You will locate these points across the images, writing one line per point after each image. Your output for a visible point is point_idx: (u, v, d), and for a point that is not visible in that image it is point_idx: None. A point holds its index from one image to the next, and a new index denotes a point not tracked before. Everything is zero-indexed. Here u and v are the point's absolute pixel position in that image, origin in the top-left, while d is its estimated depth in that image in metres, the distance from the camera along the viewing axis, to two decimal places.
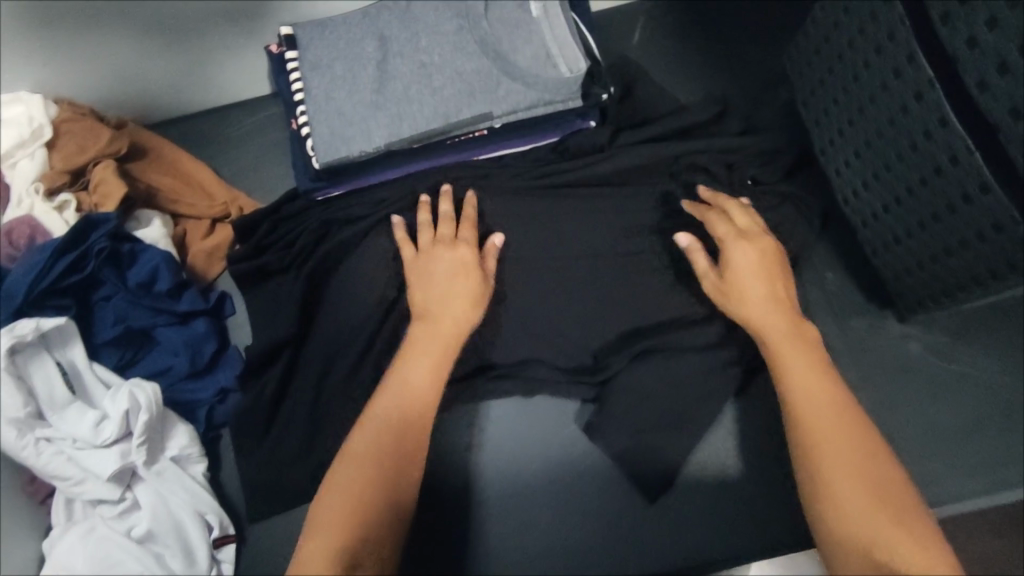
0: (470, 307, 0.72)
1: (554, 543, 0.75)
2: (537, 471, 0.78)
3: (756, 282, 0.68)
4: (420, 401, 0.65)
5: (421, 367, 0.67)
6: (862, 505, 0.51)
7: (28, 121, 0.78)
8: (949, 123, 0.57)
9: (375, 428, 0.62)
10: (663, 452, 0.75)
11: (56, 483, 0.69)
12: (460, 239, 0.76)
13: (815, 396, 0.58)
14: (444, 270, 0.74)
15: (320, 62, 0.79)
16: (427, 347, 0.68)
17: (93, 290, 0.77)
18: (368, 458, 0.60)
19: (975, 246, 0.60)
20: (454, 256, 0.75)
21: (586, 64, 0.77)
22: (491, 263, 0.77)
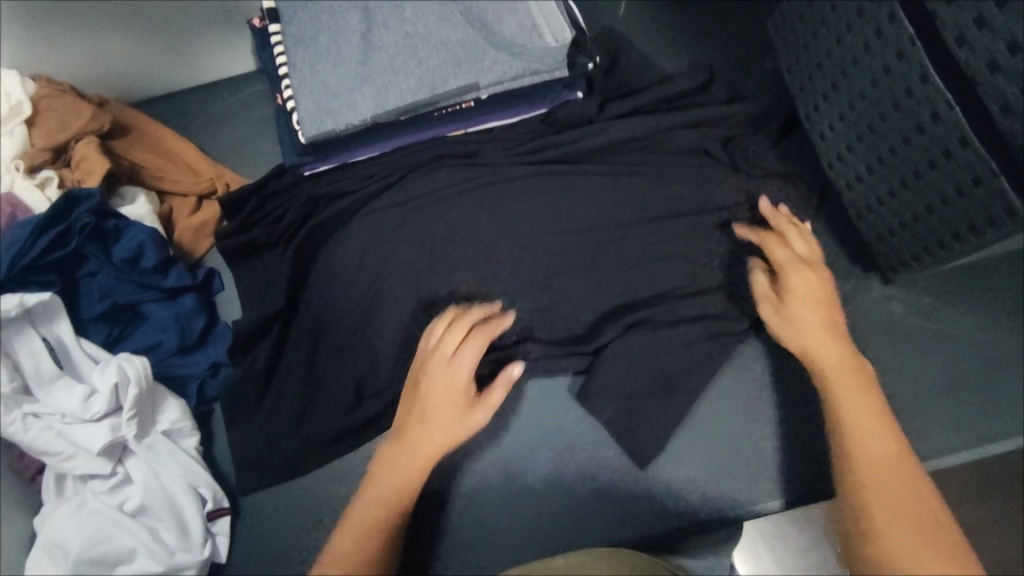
0: (451, 433, 0.66)
1: (550, 507, 0.77)
2: (531, 437, 0.79)
3: (812, 310, 0.66)
4: (386, 508, 0.63)
5: (429, 426, 0.66)
6: (899, 533, 0.52)
7: (5, 97, 0.77)
8: (930, 79, 0.59)
9: (357, 525, 0.62)
10: (654, 416, 0.77)
11: (45, 459, 0.68)
12: (460, 357, 0.69)
13: (858, 418, 0.59)
14: (434, 394, 0.67)
15: (304, 35, 0.79)
16: (414, 433, 0.66)
17: (78, 265, 0.76)
18: (371, 524, 0.62)
19: (953, 202, 0.61)
20: (452, 374, 0.68)
21: (572, 34, 0.78)
22: (497, 394, 0.69)
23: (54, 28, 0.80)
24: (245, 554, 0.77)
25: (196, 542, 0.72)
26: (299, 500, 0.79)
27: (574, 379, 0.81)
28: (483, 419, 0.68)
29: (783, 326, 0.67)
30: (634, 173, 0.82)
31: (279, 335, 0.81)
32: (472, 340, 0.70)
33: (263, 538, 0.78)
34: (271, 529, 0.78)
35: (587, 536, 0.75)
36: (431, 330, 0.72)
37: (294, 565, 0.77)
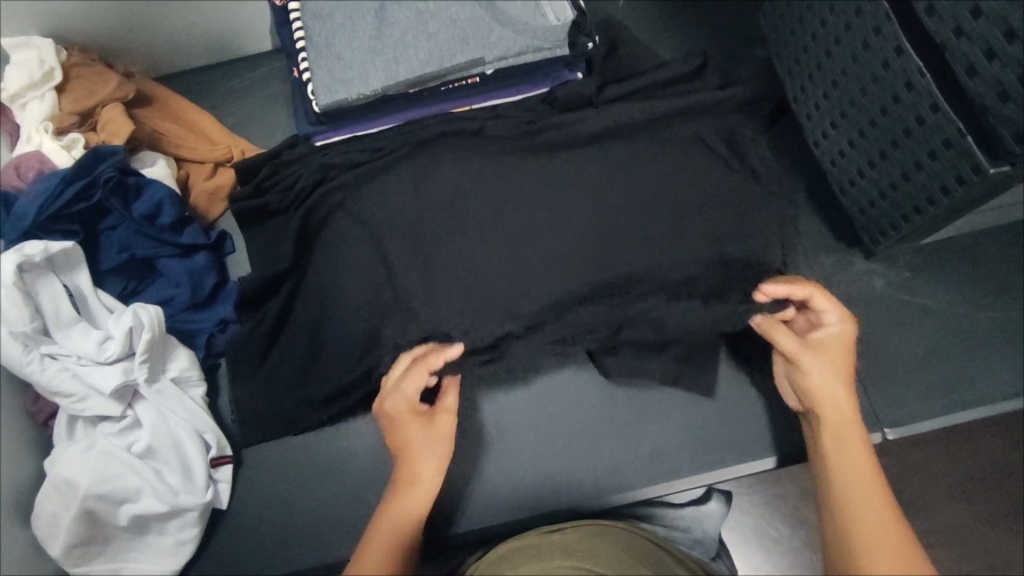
0: (431, 457, 0.66)
1: (539, 463, 0.81)
2: (526, 398, 0.84)
3: (830, 374, 0.63)
4: (397, 538, 0.61)
5: (428, 450, 0.66)
6: (885, 563, 0.52)
7: (39, 64, 0.82)
8: (903, 50, 0.63)
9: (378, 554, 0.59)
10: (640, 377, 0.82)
11: (60, 399, 0.72)
12: (406, 383, 0.69)
13: (854, 474, 0.58)
14: (403, 425, 0.68)
15: (321, 11, 0.84)
16: (409, 462, 0.66)
17: (100, 219, 0.80)
18: (390, 544, 0.60)
19: (927, 166, 0.65)
20: (406, 402, 0.68)
21: (572, 14, 0.83)
22: (451, 397, 0.71)
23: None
24: (245, 502, 0.80)
25: (200, 485, 0.75)
26: (298, 451, 0.82)
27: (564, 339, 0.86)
28: (448, 424, 0.69)
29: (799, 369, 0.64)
30: (630, 148, 0.85)
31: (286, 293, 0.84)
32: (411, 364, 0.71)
33: (265, 489, 0.80)
34: (271, 477, 0.81)
35: (578, 488, 0.80)
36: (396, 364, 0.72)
37: (292, 514, 0.79)
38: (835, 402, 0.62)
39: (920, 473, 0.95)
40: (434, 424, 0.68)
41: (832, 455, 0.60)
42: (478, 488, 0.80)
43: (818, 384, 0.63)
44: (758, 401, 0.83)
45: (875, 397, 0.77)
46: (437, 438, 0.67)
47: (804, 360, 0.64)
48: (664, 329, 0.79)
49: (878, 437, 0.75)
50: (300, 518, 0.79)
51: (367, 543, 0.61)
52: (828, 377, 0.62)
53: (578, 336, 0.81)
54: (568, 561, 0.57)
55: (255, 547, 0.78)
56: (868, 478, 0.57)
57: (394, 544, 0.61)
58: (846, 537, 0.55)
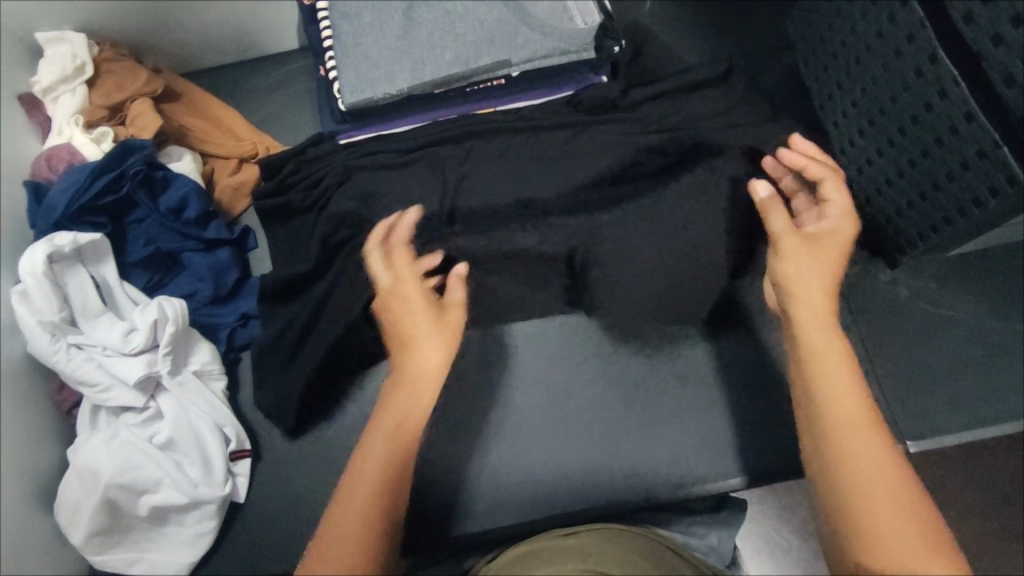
0: (430, 356, 0.67)
1: (554, 464, 0.81)
2: (542, 399, 0.84)
3: (813, 275, 0.66)
4: (393, 445, 0.62)
5: (430, 347, 0.67)
6: (882, 515, 0.53)
7: (71, 57, 0.84)
8: (938, 59, 0.62)
9: (373, 467, 0.61)
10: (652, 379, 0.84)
11: (84, 389, 0.74)
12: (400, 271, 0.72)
13: (843, 398, 0.59)
14: (399, 309, 0.69)
15: (349, 10, 0.85)
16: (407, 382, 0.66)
17: (128, 212, 0.81)
18: (390, 450, 0.62)
19: (959, 176, 0.64)
20: (407, 293, 0.70)
21: (599, 18, 0.84)
22: (457, 292, 0.71)
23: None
24: (261, 496, 0.80)
25: (218, 478, 0.76)
26: (315, 447, 0.82)
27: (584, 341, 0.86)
28: (455, 316, 0.70)
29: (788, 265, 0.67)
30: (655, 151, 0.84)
31: (306, 290, 0.84)
32: (387, 256, 0.73)
33: (281, 484, 0.81)
34: (289, 471, 0.81)
35: (594, 490, 0.80)
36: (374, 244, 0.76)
37: (308, 509, 0.80)
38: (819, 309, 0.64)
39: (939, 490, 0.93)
40: (443, 316, 0.69)
41: (818, 379, 0.61)
42: (493, 489, 0.80)
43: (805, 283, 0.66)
44: (776, 410, 0.82)
45: (897, 409, 0.76)
46: (444, 330, 0.68)
47: (788, 246, 0.67)
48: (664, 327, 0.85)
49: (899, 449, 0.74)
50: (315, 514, 0.79)
51: (367, 447, 0.63)
52: (813, 278, 0.65)
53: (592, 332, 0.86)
54: (582, 565, 0.57)
55: (270, 541, 0.79)
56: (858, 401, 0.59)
57: (394, 457, 0.62)
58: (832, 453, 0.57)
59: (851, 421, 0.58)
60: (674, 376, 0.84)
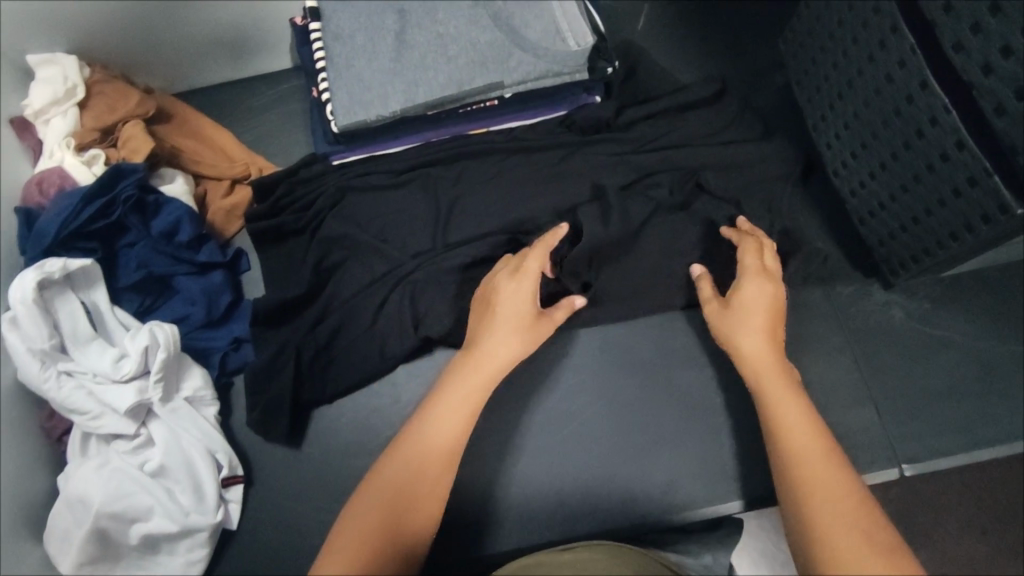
0: (507, 344, 0.68)
1: (554, 486, 0.79)
2: (541, 418, 0.82)
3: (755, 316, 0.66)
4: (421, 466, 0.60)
5: (504, 345, 0.68)
6: (848, 538, 0.49)
7: (63, 80, 0.83)
8: (928, 86, 0.63)
9: (390, 481, 0.59)
10: (652, 404, 0.82)
11: (74, 416, 0.73)
12: (524, 269, 0.73)
13: (795, 428, 0.58)
14: (502, 300, 0.72)
15: (342, 33, 0.84)
16: (455, 396, 0.65)
17: (119, 236, 0.81)
18: (398, 478, 0.59)
19: (950, 203, 0.64)
20: (518, 292, 0.72)
21: (593, 40, 0.83)
22: (561, 316, 0.73)
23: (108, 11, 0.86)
24: (254, 523, 0.80)
25: (210, 506, 0.75)
26: (308, 473, 0.81)
27: (583, 361, 0.84)
28: (541, 332, 0.71)
29: (719, 320, 0.68)
30: (646, 172, 0.85)
31: (299, 314, 0.84)
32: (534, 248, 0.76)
33: (273, 510, 0.80)
34: (283, 496, 0.81)
35: (595, 513, 0.77)
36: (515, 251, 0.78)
37: (301, 534, 0.79)
38: (758, 345, 0.64)
39: (935, 509, 0.93)
40: (536, 326, 0.71)
41: (771, 410, 0.60)
42: (489, 515, 0.77)
43: (739, 330, 0.66)
44: None
45: (893, 432, 0.75)
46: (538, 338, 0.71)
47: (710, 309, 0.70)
48: (661, 348, 0.84)
49: (895, 472, 0.74)
50: (309, 540, 0.79)
51: (371, 485, 0.59)
52: (750, 330, 0.65)
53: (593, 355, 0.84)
54: None
55: (263, 569, 0.78)
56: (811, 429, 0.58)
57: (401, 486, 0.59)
58: (796, 484, 0.54)
59: (810, 453, 0.56)
60: (673, 396, 0.82)
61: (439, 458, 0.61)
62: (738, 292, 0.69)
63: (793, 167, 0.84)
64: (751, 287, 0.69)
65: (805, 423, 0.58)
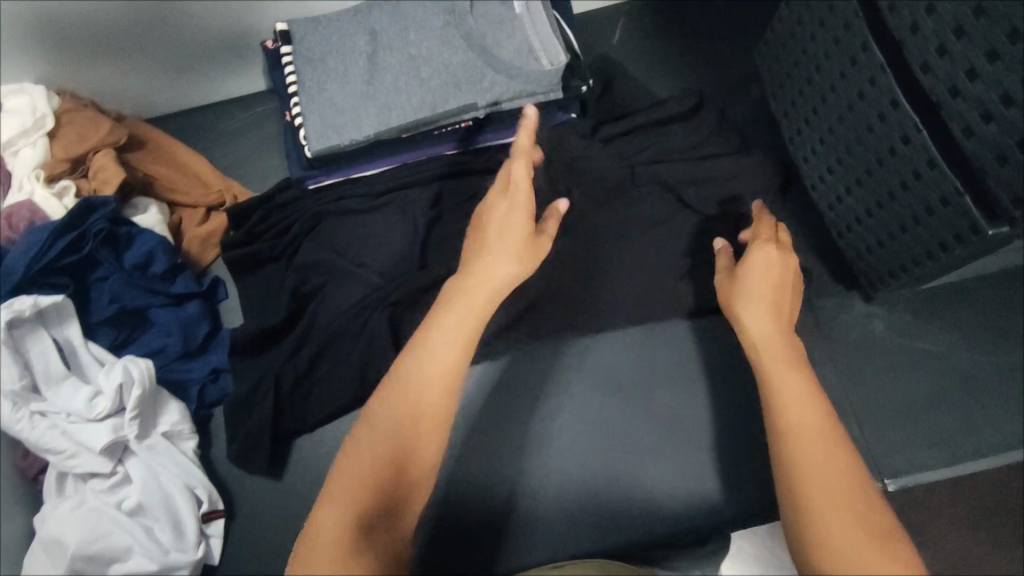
0: (504, 262, 0.62)
1: (557, 501, 0.73)
2: (537, 431, 0.76)
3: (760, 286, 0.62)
4: (413, 408, 0.52)
5: (501, 264, 0.61)
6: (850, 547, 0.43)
7: (31, 111, 0.81)
8: (899, 104, 0.62)
9: (377, 435, 0.51)
10: (651, 412, 0.77)
11: (49, 457, 0.70)
12: (514, 181, 0.67)
13: (798, 420, 0.51)
14: (494, 220, 0.65)
15: (313, 57, 0.84)
16: (446, 321, 0.57)
17: (90, 270, 0.80)
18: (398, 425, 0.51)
19: (925, 221, 0.64)
20: (511, 209, 0.66)
21: (566, 58, 0.82)
22: (553, 224, 0.69)
23: (71, 14, 0.80)
24: (237, 556, 0.79)
25: (190, 542, 0.74)
26: (290, 504, 0.81)
27: (577, 367, 0.79)
28: (545, 246, 0.66)
29: (727, 290, 0.65)
30: (624, 189, 0.84)
31: (276, 343, 0.83)
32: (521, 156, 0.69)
33: (257, 542, 0.80)
34: (265, 527, 0.80)
35: (605, 530, 0.72)
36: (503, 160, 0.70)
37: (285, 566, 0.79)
38: (759, 321, 0.59)
39: None
40: (537, 242, 0.65)
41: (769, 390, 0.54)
42: (464, 542, 0.71)
43: (751, 293, 0.61)
44: None
45: (877, 447, 0.75)
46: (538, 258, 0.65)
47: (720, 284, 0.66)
48: (656, 362, 0.79)
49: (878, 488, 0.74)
50: None
51: (361, 438, 0.51)
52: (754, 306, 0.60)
53: (583, 368, 0.79)
54: None
55: None
56: (811, 415, 0.51)
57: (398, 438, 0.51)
58: (790, 479, 0.48)
59: (811, 447, 0.48)
60: (663, 412, 0.76)
61: (433, 392, 0.53)
62: (748, 260, 0.65)
63: (772, 179, 0.83)
64: (758, 255, 0.65)
65: (809, 408, 0.51)
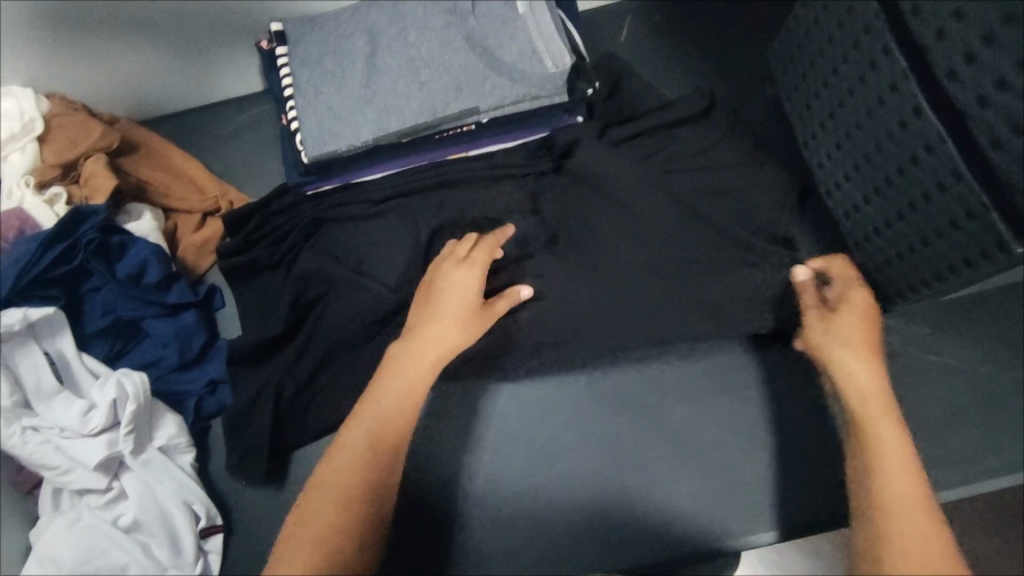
0: (450, 334, 0.67)
1: (550, 518, 0.71)
2: (535, 450, 0.74)
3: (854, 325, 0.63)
4: (358, 471, 0.57)
5: (450, 331, 0.67)
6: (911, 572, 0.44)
7: (19, 115, 0.79)
8: (923, 112, 0.60)
9: (330, 491, 0.55)
10: (658, 426, 0.75)
11: (43, 472, 0.69)
12: (472, 259, 0.73)
13: (890, 452, 0.52)
14: (447, 289, 0.70)
15: (309, 58, 0.81)
16: (395, 381, 0.63)
17: (83, 280, 0.78)
18: (350, 487, 0.55)
19: (948, 235, 0.61)
20: (461, 284, 0.70)
21: (571, 60, 0.79)
22: (503, 305, 0.71)
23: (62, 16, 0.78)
24: (238, 570, 0.78)
25: (187, 560, 0.73)
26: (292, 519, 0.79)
27: (583, 379, 0.77)
28: (486, 322, 0.70)
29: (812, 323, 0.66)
30: None
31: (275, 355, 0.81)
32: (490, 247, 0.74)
33: (259, 556, 0.79)
34: (262, 543, 0.79)
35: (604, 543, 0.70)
36: (462, 239, 0.75)
37: None
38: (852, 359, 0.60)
39: None
40: (479, 317, 0.70)
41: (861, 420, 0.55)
42: (467, 560, 0.70)
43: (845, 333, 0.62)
44: None
45: None
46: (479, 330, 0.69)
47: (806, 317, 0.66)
48: (666, 380, 0.77)
49: None
50: None
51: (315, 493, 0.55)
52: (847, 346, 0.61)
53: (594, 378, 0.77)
54: None
55: None
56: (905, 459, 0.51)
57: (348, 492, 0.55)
58: (870, 501, 0.49)
59: (901, 484, 0.49)
60: (673, 429, 0.75)
61: (380, 448, 0.58)
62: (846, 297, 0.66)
63: (786, 186, 0.80)
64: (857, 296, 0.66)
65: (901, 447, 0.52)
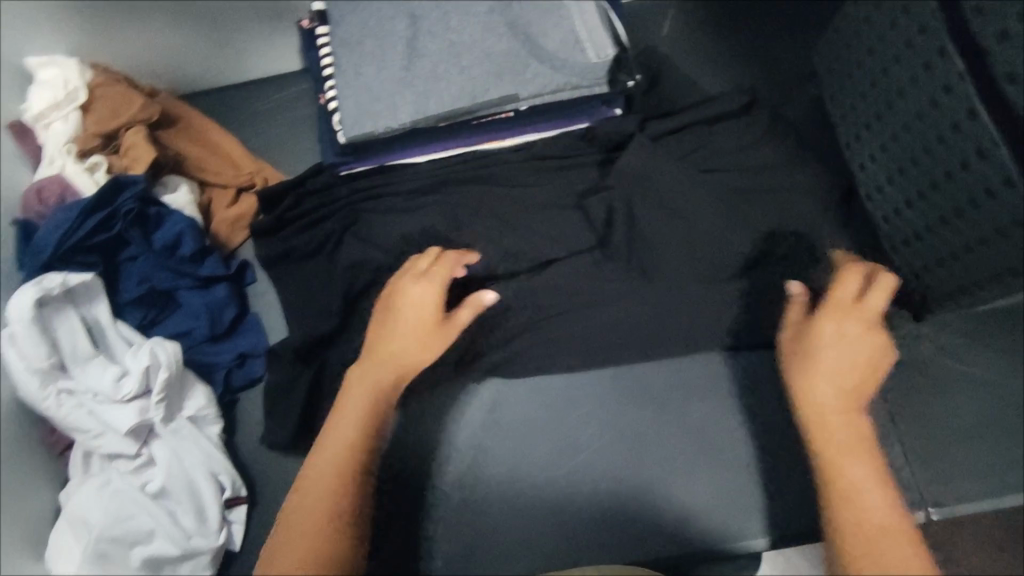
0: (413, 350, 0.66)
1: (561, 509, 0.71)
2: (551, 444, 0.74)
3: (827, 356, 0.61)
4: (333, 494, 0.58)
5: (409, 344, 0.67)
6: None
7: (64, 83, 0.80)
8: (979, 116, 0.62)
9: (308, 516, 0.56)
10: (679, 426, 0.74)
11: (75, 435, 0.71)
12: (431, 273, 0.70)
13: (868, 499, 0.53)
14: (405, 306, 0.68)
15: (350, 38, 0.81)
16: (350, 403, 0.63)
17: (120, 249, 0.79)
18: (322, 509, 0.57)
19: (996, 241, 0.64)
20: (418, 300, 0.69)
21: (614, 51, 0.79)
22: (467, 314, 0.68)
23: None
24: (258, 542, 0.79)
25: (212, 528, 0.74)
26: None
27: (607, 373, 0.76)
28: (450, 338, 0.68)
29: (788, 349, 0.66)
30: None
31: None
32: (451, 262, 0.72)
33: None
34: None
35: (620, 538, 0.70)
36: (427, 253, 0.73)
37: None
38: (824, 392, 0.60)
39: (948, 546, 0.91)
40: (439, 333, 0.68)
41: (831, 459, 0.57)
42: (486, 544, 0.70)
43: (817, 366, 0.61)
44: None
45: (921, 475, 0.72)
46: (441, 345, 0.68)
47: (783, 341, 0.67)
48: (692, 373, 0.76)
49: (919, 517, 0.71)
50: None
51: (289, 517, 0.57)
52: (824, 382, 0.60)
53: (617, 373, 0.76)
54: None
55: None
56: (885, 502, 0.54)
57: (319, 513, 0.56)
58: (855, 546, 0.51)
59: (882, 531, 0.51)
60: (693, 426, 0.74)
61: (345, 466, 0.59)
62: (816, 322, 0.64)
63: (829, 188, 0.77)
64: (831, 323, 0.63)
65: (875, 490, 0.54)
